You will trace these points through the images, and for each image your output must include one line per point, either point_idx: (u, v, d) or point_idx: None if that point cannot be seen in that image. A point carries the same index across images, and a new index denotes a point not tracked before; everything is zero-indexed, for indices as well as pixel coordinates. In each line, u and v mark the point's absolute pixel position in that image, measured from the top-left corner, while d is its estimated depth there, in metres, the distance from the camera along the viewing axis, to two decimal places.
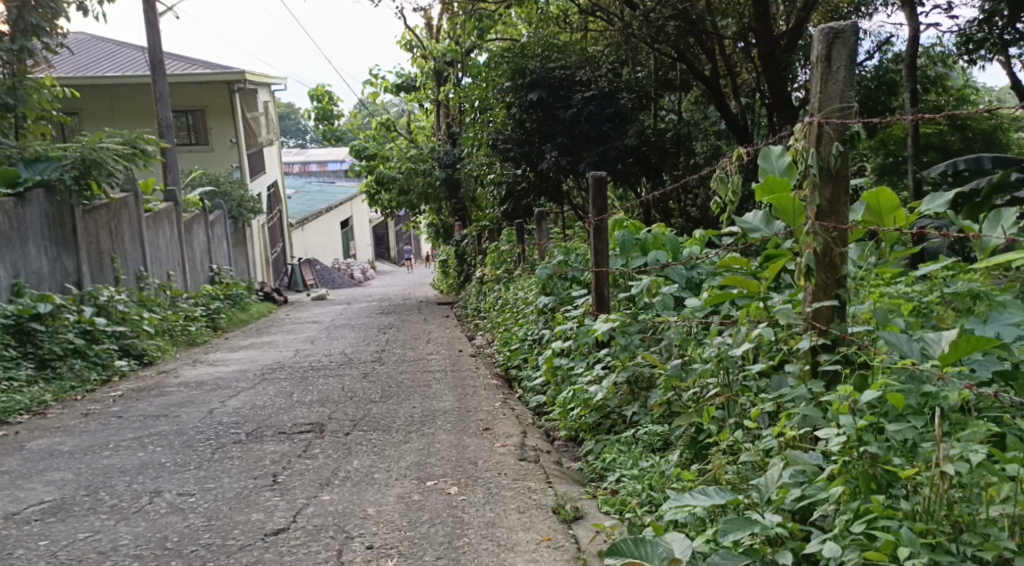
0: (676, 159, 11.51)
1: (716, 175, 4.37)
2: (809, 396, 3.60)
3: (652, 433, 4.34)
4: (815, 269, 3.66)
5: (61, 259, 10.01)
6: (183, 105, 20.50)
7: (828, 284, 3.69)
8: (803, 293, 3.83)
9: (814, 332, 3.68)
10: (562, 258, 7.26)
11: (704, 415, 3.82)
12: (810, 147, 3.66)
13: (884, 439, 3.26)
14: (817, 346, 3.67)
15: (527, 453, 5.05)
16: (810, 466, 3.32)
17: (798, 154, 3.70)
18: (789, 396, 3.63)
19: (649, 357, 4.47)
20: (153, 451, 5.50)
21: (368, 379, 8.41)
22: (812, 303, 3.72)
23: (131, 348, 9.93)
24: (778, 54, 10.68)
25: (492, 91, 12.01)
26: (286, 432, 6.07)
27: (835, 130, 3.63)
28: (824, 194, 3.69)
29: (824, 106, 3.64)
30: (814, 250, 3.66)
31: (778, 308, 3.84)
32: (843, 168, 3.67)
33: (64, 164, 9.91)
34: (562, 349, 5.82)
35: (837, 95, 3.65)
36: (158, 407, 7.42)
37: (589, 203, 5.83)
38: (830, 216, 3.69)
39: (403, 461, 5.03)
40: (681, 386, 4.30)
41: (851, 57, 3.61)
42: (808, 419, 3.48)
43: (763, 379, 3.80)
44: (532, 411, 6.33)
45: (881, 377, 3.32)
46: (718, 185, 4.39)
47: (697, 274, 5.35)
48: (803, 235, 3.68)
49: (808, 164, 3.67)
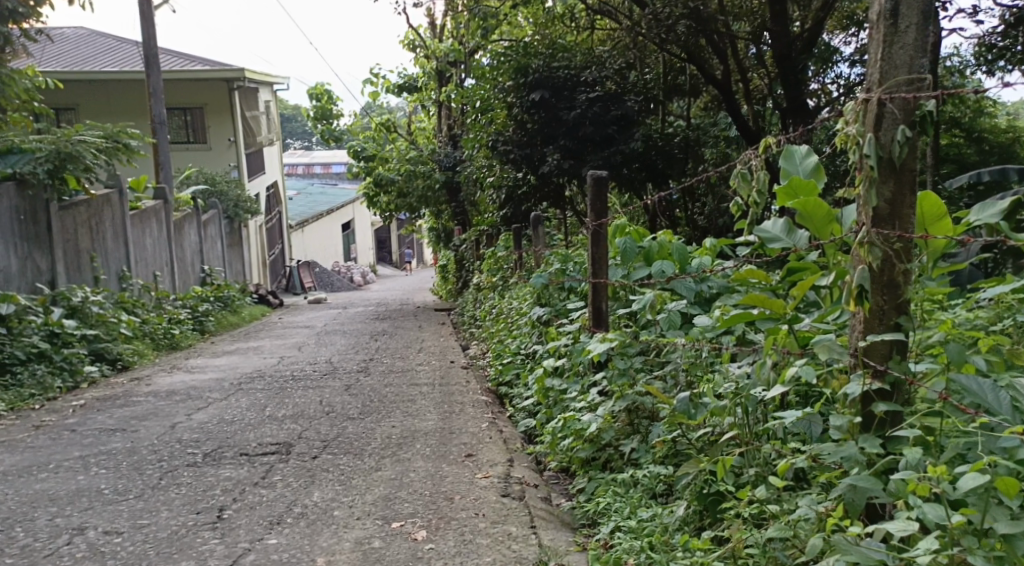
0: (684, 164, 10.87)
1: (739, 171, 3.80)
2: (861, 457, 3.01)
3: (653, 475, 3.77)
4: (869, 289, 3.07)
5: (33, 258, 9.44)
6: (179, 101, 19.96)
7: (885, 309, 3.13)
8: (848, 322, 3.26)
9: (867, 371, 3.12)
10: (559, 265, 6.68)
11: (722, 471, 3.24)
12: (867, 131, 3.09)
13: (987, 542, 2.69)
14: (872, 392, 3.10)
15: (511, 487, 4.47)
16: (871, 560, 2.72)
17: (851, 140, 3.14)
18: (835, 455, 3.03)
19: (653, 388, 3.89)
20: (95, 476, 4.99)
21: (349, 392, 7.82)
22: (865, 336, 3.15)
23: (104, 353, 9.38)
24: (794, 57, 10.08)
25: (493, 90, 11.44)
26: (249, 453, 5.50)
27: (900, 109, 3.05)
28: (883, 194, 3.11)
29: (887, 79, 3.06)
30: (869, 266, 3.09)
31: (816, 340, 3.25)
32: (908, 160, 3.08)
33: (38, 157, 9.33)
34: (554, 368, 5.20)
35: (904, 64, 3.07)
36: (119, 420, 6.86)
37: (586, 205, 5.23)
38: (890, 222, 3.11)
39: (370, 494, 4.44)
40: (689, 424, 3.67)
41: (924, 16, 3.03)
42: (856, 492, 2.90)
43: (787, 415, 3.19)
44: (521, 435, 5.74)
45: (986, 457, 2.75)
46: (739, 182, 3.81)
47: (707, 287, 4.80)
48: (855, 247, 3.11)
49: (864, 154, 3.08)
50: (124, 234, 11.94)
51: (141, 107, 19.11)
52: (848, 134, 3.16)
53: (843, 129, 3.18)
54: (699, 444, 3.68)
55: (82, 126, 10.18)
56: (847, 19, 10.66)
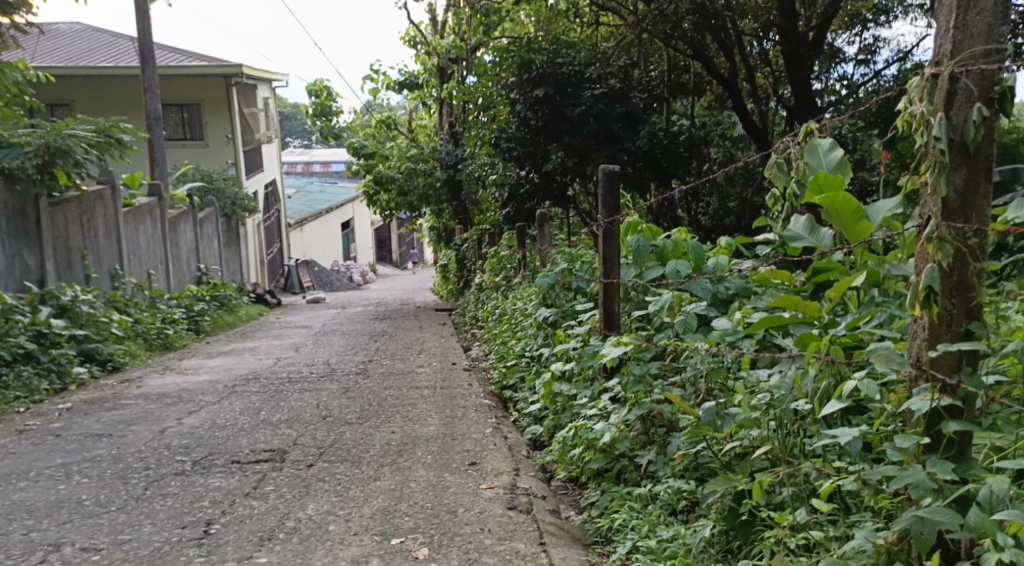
0: (689, 164, 10.61)
1: (777, 160, 3.57)
2: (930, 483, 2.77)
3: (674, 491, 3.53)
4: (939, 291, 2.81)
5: (21, 255, 9.17)
6: (177, 98, 19.67)
7: (954, 314, 2.86)
8: (908, 330, 3.01)
9: (934, 385, 2.86)
10: (566, 265, 6.41)
11: (759, 493, 3.03)
12: (937, 110, 2.83)
13: None
14: (941, 408, 2.85)
15: (518, 500, 4.22)
16: None
17: (918, 121, 2.87)
18: (900, 480, 2.79)
19: (675, 396, 3.64)
20: (77, 485, 4.74)
21: (347, 396, 7.55)
22: (930, 349, 2.89)
23: (95, 354, 9.13)
24: (804, 53, 9.81)
25: (495, 86, 11.17)
26: (240, 460, 5.24)
27: (975, 85, 2.79)
28: (954, 182, 2.85)
29: (959, 50, 2.81)
30: (938, 264, 2.82)
31: (873, 349, 2.99)
32: (983, 143, 2.82)
33: (27, 151, 9.01)
34: (563, 372, 4.95)
35: (980, 33, 2.82)
36: (107, 424, 6.59)
37: (598, 201, 4.97)
38: (962, 214, 2.84)
39: (368, 506, 4.19)
40: (716, 436, 3.42)
41: None
42: (924, 525, 2.69)
43: (838, 432, 2.94)
44: (527, 443, 5.48)
45: None
46: (776, 173, 3.60)
47: (724, 288, 4.56)
48: (924, 243, 2.84)
49: (934, 135, 2.82)
50: (118, 232, 11.67)
51: (137, 104, 18.83)
52: (913, 113, 2.91)
53: (906, 108, 2.92)
54: (725, 459, 3.44)
55: (73, 120, 9.89)
56: (853, 18, 10.38)
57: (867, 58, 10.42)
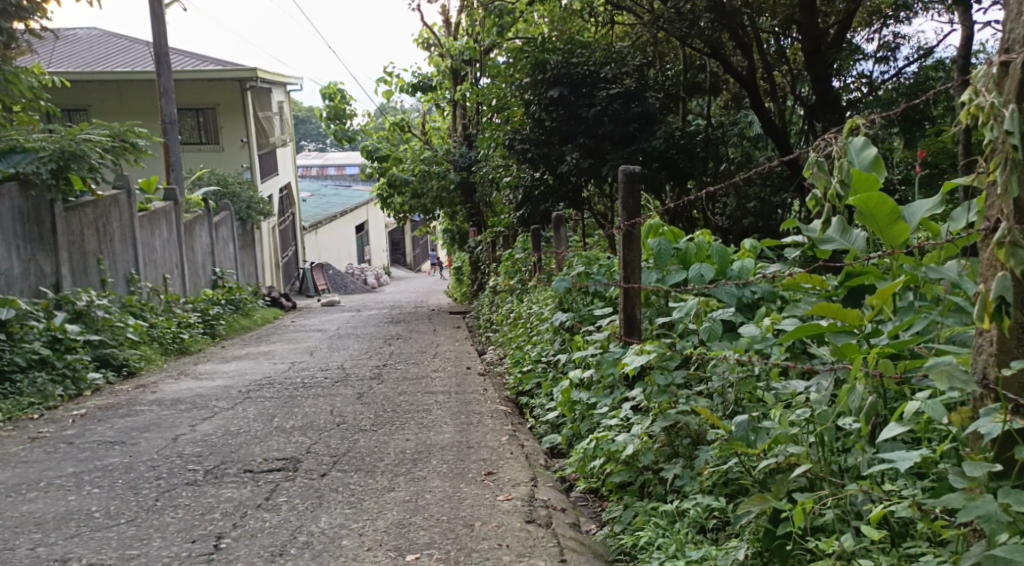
0: (705, 164, 10.45)
1: (816, 159, 3.71)
2: (1003, 514, 2.61)
3: (702, 509, 3.41)
4: (1010, 303, 2.68)
5: (37, 259, 9.07)
6: (191, 102, 19.60)
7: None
8: (971, 346, 2.88)
9: (1006, 406, 2.72)
10: (583, 268, 6.27)
11: (799, 517, 2.91)
12: (1009, 102, 2.72)
13: None
14: (1014, 431, 2.70)
15: (536, 512, 4.13)
16: None
17: (986, 113, 2.75)
18: (973, 512, 2.63)
19: (703, 410, 3.51)
20: (88, 496, 4.63)
21: (361, 402, 7.42)
22: (1001, 370, 2.75)
23: (110, 359, 9.03)
24: (824, 51, 9.63)
25: (509, 88, 11.04)
26: (253, 469, 5.11)
27: None
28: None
29: None
30: (1010, 272, 2.68)
31: (934, 364, 2.86)
32: None
33: (42, 156, 8.93)
34: (582, 379, 4.82)
35: None
36: (120, 431, 6.47)
37: (617, 203, 4.83)
38: None
39: (382, 519, 4.09)
40: (748, 452, 3.30)
41: None
42: (998, 562, 2.57)
43: (894, 456, 2.84)
44: (544, 452, 5.33)
45: None
46: (816, 171, 3.73)
47: (749, 292, 4.47)
48: (996, 251, 2.68)
49: (1005, 130, 2.70)
50: (133, 236, 11.58)
51: (151, 107, 18.78)
52: (980, 105, 2.77)
53: (973, 100, 2.80)
54: (758, 476, 3.31)
55: (87, 125, 9.77)
56: (872, 14, 10.19)
57: (887, 56, 10.18)
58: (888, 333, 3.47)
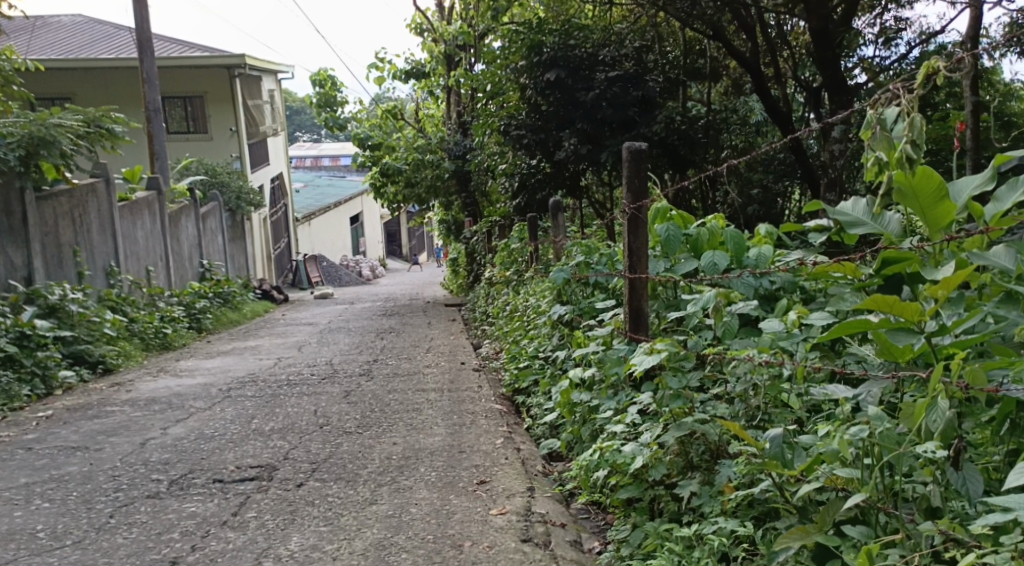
0: (707, 151, 9.97)
1: (880, 114, 3.32)
2: None
3: (726, 536, 3.03)
4: None
5: (7, 252, 8.59)
6: (179, 90, 19.08)
7: None
8: None
9: None
10: (583, 258, 5.78)
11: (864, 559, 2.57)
12: None
13: None
14: None
15: (533, 529, 3.77)
16: None
17: None
18: None
19: (730, 423, 3.09)
20: (36, 512, 4.18)
21: (348, 401, 6.96)
22: None
23: (85, 356, 8.59)
24: (831, 30, 9.08)
25: (504, 70, 10.52)
26: (223, 479, 4.66)
27: None
28: None
29: None
30: None
31: None
32: None
33: (10, 142, 8.41)
34: (583, 378, 4.40)
35: None
36: (84, 435, 6.01)
37: (622, 185, 4.38)
38: None
39: (361, 540, 3.72)
40: (786, 474, 2.93)
41: None
42: None
43: (1015, 504, 2.42)
44: (542, 457, 4.89)
45: None
46: (880, 128, 3.34)
47: (768, 283, 4.07)
48: None
49: None
50: (113, 227, 11.07)
51: (136, 97, 18.27)
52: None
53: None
54: (798, 502, 2.95)
55: (60, 109, 9.24)
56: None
57: (892, 40, 9.75)
58: (951, 333, 3.07)
